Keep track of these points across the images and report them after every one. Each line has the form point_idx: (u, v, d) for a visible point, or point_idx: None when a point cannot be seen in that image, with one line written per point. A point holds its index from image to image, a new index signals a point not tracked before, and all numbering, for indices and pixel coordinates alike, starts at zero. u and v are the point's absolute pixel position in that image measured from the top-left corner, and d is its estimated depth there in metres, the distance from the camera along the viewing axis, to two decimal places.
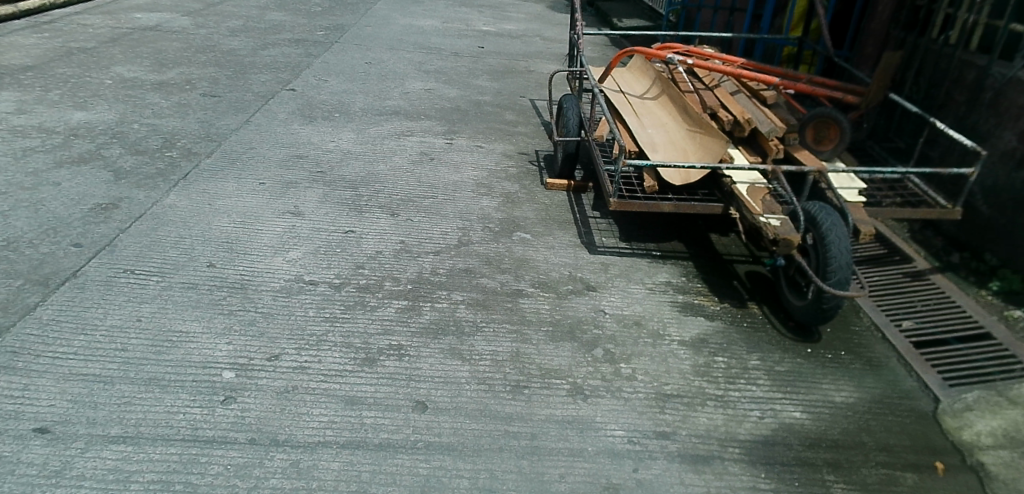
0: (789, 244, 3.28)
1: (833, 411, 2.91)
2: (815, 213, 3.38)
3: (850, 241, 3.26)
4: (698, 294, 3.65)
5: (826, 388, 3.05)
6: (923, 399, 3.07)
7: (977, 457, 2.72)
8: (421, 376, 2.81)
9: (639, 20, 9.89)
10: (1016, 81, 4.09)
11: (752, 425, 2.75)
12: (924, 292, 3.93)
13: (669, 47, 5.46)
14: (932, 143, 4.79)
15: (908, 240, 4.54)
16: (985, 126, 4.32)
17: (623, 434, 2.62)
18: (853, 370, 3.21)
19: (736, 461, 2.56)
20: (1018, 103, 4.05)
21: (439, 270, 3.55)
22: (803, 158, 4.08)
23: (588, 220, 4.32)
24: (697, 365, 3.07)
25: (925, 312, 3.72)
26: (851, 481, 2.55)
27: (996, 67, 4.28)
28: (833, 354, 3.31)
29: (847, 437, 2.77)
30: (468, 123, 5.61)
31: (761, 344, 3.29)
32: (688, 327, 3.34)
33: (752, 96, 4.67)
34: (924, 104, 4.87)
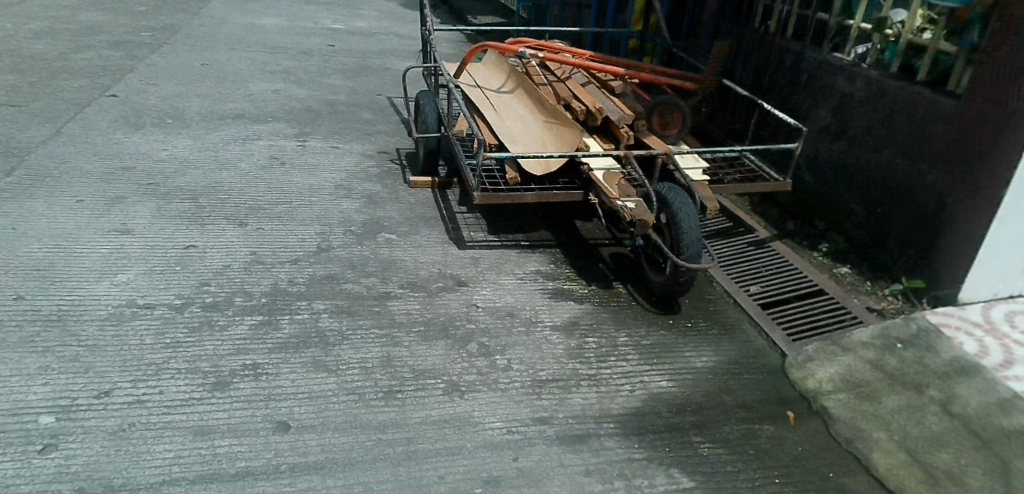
0: (644, 225, 3.43)
1: (696, 376, 3.07)
2: (665, 194, 3.55)
3: (698, 217, 3.46)
4: (567, 280, 3.72)
5: (688, 355, 3.22)
6: (772, 356, 3.33)
7: (821, 402, 2.99)
8: (282, 393, 2.62)
9: (491, 16, 10.01)
10: (826, 64, 4.54)
11: (624, 399, 2.82)
12: (767, 258, 4.27)
13: (521, 42, 5.53)
14: (763, 123, 5.22)
15: (750, 212, 4.92)
16: (804, 106, 4.76)
17: (501, 425, 2.60)
18: (711, 336, 3.42)
19: (612, 435, 2.62)
20: (829, 84, 4.51)
21: (296, 279, 3.35)
22: (652, 144, 4.28)
23: (455, 216, 4.27)
24: (569, 348, 3.12)
25: (769, 276, 4.04)
26: (715, 439, 2.67)
27: (809, 52, 4.73)
28: (692, 323, 3.51)
29: (709, 398, 2.92)
30: (322, 124, 5.37)
31: (628, 321, 3.41)
32: (559, 312, 3.39)
33: (602, 87, 4.84)
34: (753, 88, 5.29)
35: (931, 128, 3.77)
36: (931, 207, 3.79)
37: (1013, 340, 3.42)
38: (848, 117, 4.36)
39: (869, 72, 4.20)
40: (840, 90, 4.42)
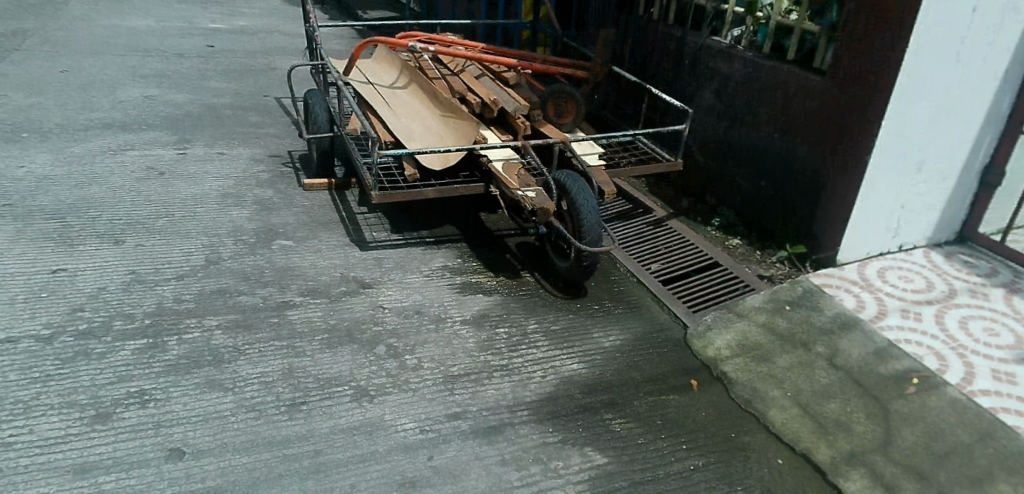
0: (546, 213, 3.45)
1: (605, 355, 3.13)
2: (563, 180, 3.59)
3: (597, 201, 3.52)
4: (475, 273, 3.69)
5: (597, 336, 3.28)
6: (675, 329, 3.46)
7: (721, 367, 3.14)
8: (174, 418, 2.46)
9: (381, 11, 9.80)
10: (706, 48, 4.74)
11: (537, 385, 2.84)
12: (665, 236, 4.42)
13: (411, 35, 5.42)
14: (653, 107, 5.39)
15: (647, 193, 5.08)
16: (689, 89, 4.96)
17: (414, 425, 2.55)
18: (617, 316, 3.50)
19: (527, 422, 2.63)
20: (710, 66, 4.72)
21: (184, 296, 3.14)
22: (549, 132, 4.31)
23: (356, 217, 4.14)
24: (480, 340, 3.09)
25: (668, 253, 4.19)
26: (626, 414, 2.74)
27: (690, 36, 4.92)
28: (599, 304, 3.58)
29: (619, 375, 2.99)
30: (204, 130, 5.06)
31: (537, 308, 3.44)
32: (468, 306, 3.36)
33: (496, 78, 4.83)
34: (642, 73, 5.45)
35: (802, 103, 4.02)
36: (808, 176, 4.05)
37: (886, 293, 3.71)
38: (730, 97, 4.58)
39: (744, 54, 4.42)
40: (721, 71, 4.63)
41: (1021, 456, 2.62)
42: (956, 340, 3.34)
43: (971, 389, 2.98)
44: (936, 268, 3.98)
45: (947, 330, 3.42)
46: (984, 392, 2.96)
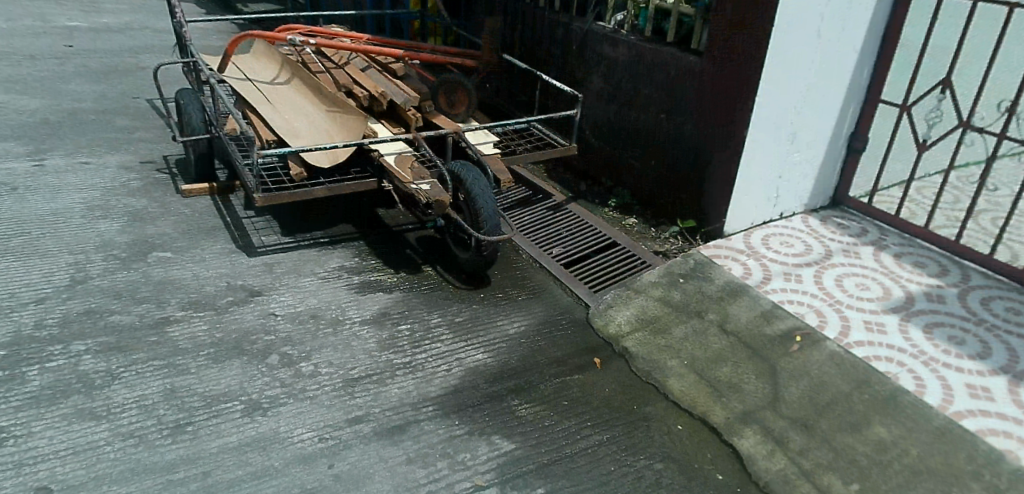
0: (442, 205, 3.35)
1: (510, 342, 3.12)
2: (458, 171, 3.53)
3: (493, 190, 3.49)
4: (373, 270, 3.58)
5: (501, 323, 3.26)
6: (578, 310, 3.50)
7: (622, 343, 3.22)
8: (39, 456, 2.25)
9: (263, 4, 9.35)
10: (592, 33, 4.80)
11: (442, 379, 2.80)
12: (565, 220, 4.46)
13: (291, 28, 5.16)
14: (545, 93, 5.41)
15: (546, 179, 5.12)
16: (578, 73, 5.02)
17: (312, 434, 2.45)
18: (521, 302, 3.50)
19: (432, 418, 2.59)
20: (597, 51, 4.79)
21: (46, 321, 2.88)
22: (441, 123, 4.22)
23: (242, 221, 3.92)
24: (381, 339, 3.01)
25: (569, 236, 4.25)
26: (532, 399, 2.75)
27: (575, 22, 4.96)
28: (502, 292, 3.56)
29: (524, 361, 2.99)
30: (64, 139, 4.64)
31: (440, 301, 3.37)
32: (368, 305, 3.25)
33: (383, 70, 4.68)
34: (532, 60, 5.47)
35: (683, 84, 4.16)
36: (693, 154, 4.21)
37: (769, 259, 3.93)
38: (617, 80, 4.67)
39: (627, 38, 4.52)
40: (607, 56, 4.71)
41: (893, 399, 2.84)
42: (833, 297, 3.59)
43: (847, 341, 3.20)
44: (813, 232, 4.25)
45: (825, 288, 3.66)
46: (859, 343, 3.19)
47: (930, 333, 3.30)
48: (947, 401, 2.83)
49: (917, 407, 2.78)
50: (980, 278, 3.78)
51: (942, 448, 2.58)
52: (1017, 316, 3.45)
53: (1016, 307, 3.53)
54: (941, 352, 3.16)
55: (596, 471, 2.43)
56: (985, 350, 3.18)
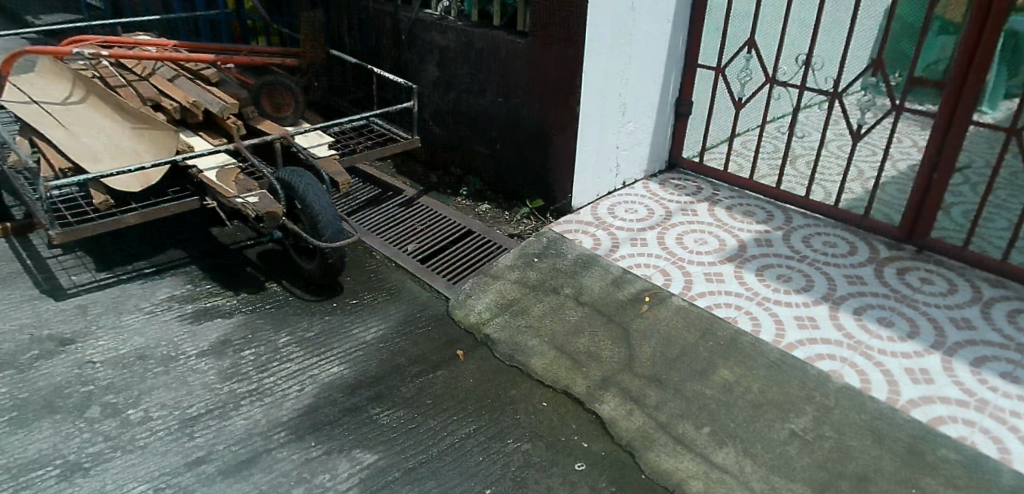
0: (274, 217, 3.12)
1: (367, 349, 2.99)
2: (287, 179, 3.30)
3: (329, 194, 3.30)
4: (209, 296, 3.29)
5: (356, 331, 3.12)
6: (437, 304, 3.41)
7: (483, 331, 3.18)
8: None
9: (60, 14, 8.36)
10: (419, 21, 4.68)
11: (294, 401, 2.63)
12: (418, 213, 4.30)
13: (80, 40, 4.60)
14: (381, 86, 5.22)
15: (395, 174, 4.95)
16: (412, 64, 4.89)
17: (146, 486, 2.22)
18: (377, 305, 3.35)
19: (285, 444, 2.43)
20: (427, 40, 4.68)
21: None
22: (267, 128, 3.93)
23: (46, 263, 3.47)
24: (223, 370, 2.78)
25: (423, 230, 4.10)
26: (394, 403, 2.66)
27: (401, 11, 4.81)
28: (356, 299, 3.40)
29: (383, 366, 2.89)
30: None
31: (287, 318, 3.16)
32: (204, 335, 2.99)
33: (194, 77, 4.29)
34: (363, 53, 5.25)
35: (513, 65, 4.17)
36: (532, 134, 4.25)
37: (616, 227, 4.07)
38: (450, 67, 4.59)
39: (454, 24, 4.44)
40: (437, 43, 4.61)
41: (736, 343, 3.03)
42: (676, 255, 3.78)
43: (691, 294, 3.39)
44: (653, 196, 4.45)
45: (667, 248, 3.85)
46: (702, 294, 3.39)
47: (762, 276, 3.56)
48: (780, 336, 3.06)
49: (755, 346, 2.99)
50: (799, 219, 4.14)
51: (779, 379, 2.79)
52: (832, 248, 3.81)
53: (830, 240, 3.90)
54: (772, 291, 3.41)
55: (464, 465, 2.40)
56: (809, 284, 3.47)
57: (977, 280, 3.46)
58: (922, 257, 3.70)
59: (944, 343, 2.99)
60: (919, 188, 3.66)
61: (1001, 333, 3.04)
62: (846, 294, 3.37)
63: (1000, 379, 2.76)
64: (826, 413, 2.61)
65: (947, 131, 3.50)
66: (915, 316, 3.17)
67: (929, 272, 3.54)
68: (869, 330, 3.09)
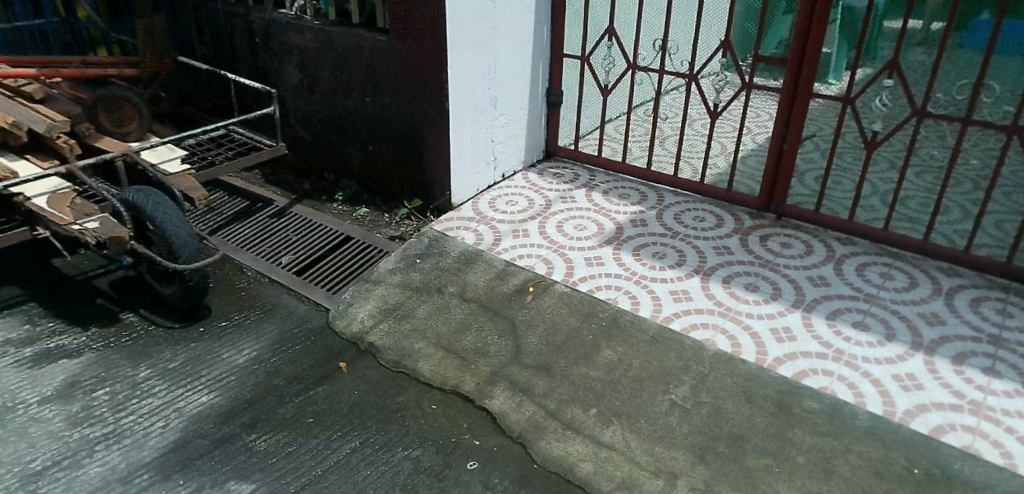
0: (119, 243, 2.86)
1: (240, 373, 2.81)
2: (132, 199, 3.04)
3: (182, 212, 3.08)
4: (53, 335, 2.98)
5: (226, 355, 2.92)
6: (317, 316, 3.25)
7: (367, 340, 3.06)
8: None
9: None
10: (274, 23, 4.45)
11: (157, 439, 2.44)
12: (291, 222, 4.08)
13: None
14: (240, 93, 4.94)
15: (264, 183, 4.69)
16: (271, 68, 4.65)
17: None
18: (250, 325, 3.15)
19: (148, 486, 2.25)
20: (284, 41, 4.46)
21: None
22: (107, 146, 3.60)
23: None
24: (71, 415, 2.53)
25: (297, 240, 3.90)
26: (272, 427, 2.52)
27: (253, 12, 4.56)
28: (226, 320, 3.18)
29: (259, 388, 2.72)
30: None
31: (147, 350, 2.92)
32: (49, 378, 2.71)
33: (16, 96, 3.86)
34: (217, 59, 4.94)
35: (378, 64, 4.04)
36: (404, 133, 4.15)
37: (497, 220, 4.02)
38: (313, 69, 4.40)
39: (311, 24, 4.26)
40: (296, 45, 4.40)
41: (617, 323, 3.10)
42: (557, 242, 3.80)
43: (573, 280, 3.43)
44: (533, 186, 4.46)
45: (549, 236, 3.85)
46: (583, 279, 3.44)
47: (639, 255, 3.66)
48: (657, 311, 3.17)
49: (634, 324, 3.08)
50: (671, 197, 4.30)
51: (658, 353, 2.89)
52: (701, 222, 3.99)
53: (699, 215, 4.08)
54: (648, 269, 3.52)
55: (350, 482, 2.31)
56: (682, 258, 3.62)
57: (829, 239, 3.74)
58: (781, 223, 3.95)
59: (803, 300, 3.20)
60: (772, 159, 3.91)
61: (851, 287, 3.30)
62: (716, 264, 3.54)
63: (851, 329, 2.99)
64: (702, 380, 2.73)
65: (791, 105, 3.76)
66: (777, 279, 3.39)
67: (788, 236, 3.79)
68: (737, 296, 3.26)
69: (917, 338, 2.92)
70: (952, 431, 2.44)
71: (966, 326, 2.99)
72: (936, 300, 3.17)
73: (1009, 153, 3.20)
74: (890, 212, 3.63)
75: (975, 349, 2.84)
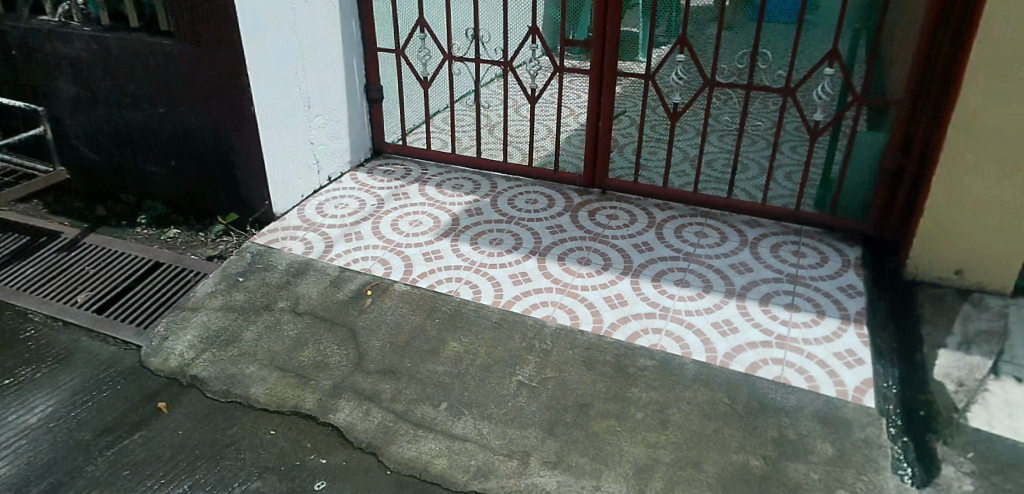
0: None
1: (32, 435, 2.47)
2: None
3: None
4: None
5: (14, 418, 2.55)
6: (127, 355, 2.90)
7: (189, 372, 2.78)
8: None
9: None
10: (34, 31, 3.90)
11: None
12: (85, 254, 3.61)
13: None
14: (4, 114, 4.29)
15: (48, 215, 4.11)
16: (39, 83, 4.07)
17: None
18: (42, 378, 2.76)
19: None
20: (50, 52, 3.92)
21: None
22: None
23: None
24: None
25: (95, 273, 3.45)
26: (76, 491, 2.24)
27: (6, 21, 3.96)
28: (11, 378, 2.76)
29: (58, 449, 2.41)
30: None
31: None
32: None
33: None
34: None
35: (167, 70, 3.66)
36: (209, 143, 3.81)
37: (327, 225, 3.83)
38: (91, 81, 3.90)
39: (81, 31, 3.77)
40: (65, 55, 3.88)
41: (459, 314, 3.07)
42: (393, 240, 3.68)
43: (412, 277, 3.35)
44: (363, 187, 4.29)
45: (383, 235, 3.72)
46: (422, 275, 3.36)
47: (477, 244, 3.64)
48: (499, 296, 3.18)
49: (477, 312, 3.08)
50: (503, 183, 4.35)
51: (502, 338, 2.91)
52: (534, 204, 4.06)
53: (531, 197, 4.15)
54: (486, 256, 3.51)
55: None
56: (518, 241, 3.65)
57: (649, 207, 3.98)
58: (606, 196, 4.14)
59: (632, 267, 3.38)
60: (591, 137, 4.07)
61: (672, 248, 3.54)
62: (550, 243, 3.62)
63: (675, 287, 3.21)
64: (546, 357, 2.78)
65: (600, 84, 3.93)
66: (608, 250, 3.55)
67: (614, 208, 3.98)
68: (571, 272, 3.36)
69: (730, 286, 3.20)
70: (765, 365, 2.70)
71: (769, 269, 3.32)
72: (744, 250, 3.49)
73: (785, 112, 3.58)
74: (698, 175, 3.93)
75: (778, 288, 3.17)
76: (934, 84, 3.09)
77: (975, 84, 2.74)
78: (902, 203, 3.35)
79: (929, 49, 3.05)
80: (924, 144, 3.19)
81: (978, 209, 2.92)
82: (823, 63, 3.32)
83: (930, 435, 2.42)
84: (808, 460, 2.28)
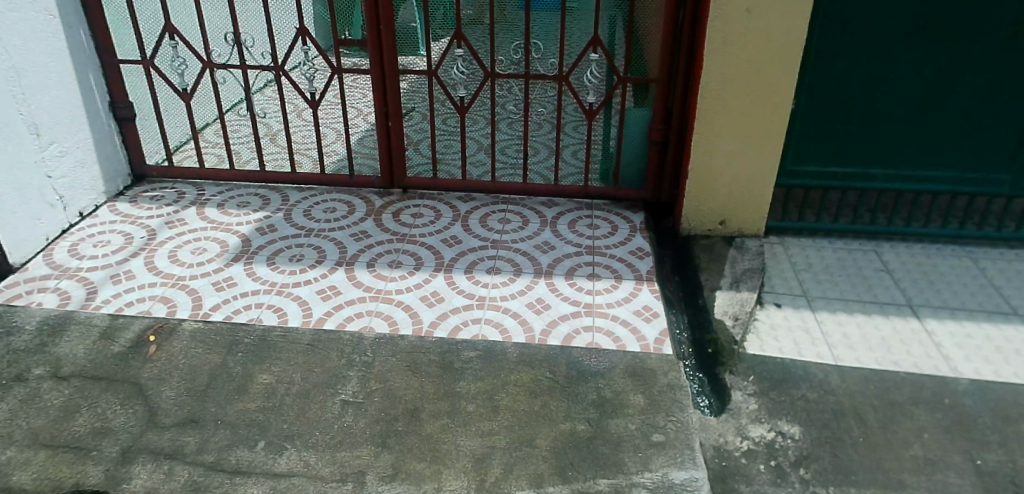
0: None
1: None
2: None
3: None
4: None
5: None
6: None
7: None
8: None
9: None
10: None
11: None
12: None
13: None
14: None
15: None
16: None
17: None
18: None
19: None
20: None
21: None
22: None
23: None
24: None
25: None
26: None
27: None
28: None
29: None
30: None
31: None
32: None
33: None
34: None
35: None
36: None
37: (85, 269, 3.29)
38: None
39: None
40: None
41: (266, 343, 2.82)
42: (173, 273, 3.27)
43: (204, 312, 3.00)
44: (127, 218, 3.76)
45: (160, 270, 3.29)
46: (216, 307, 3.03)
47: (274, 263, 3.36)
48: (308, 316, 2.97)
49: (286, 337, 2.85)
50: (295, 194, 4.07)
51: (319, 358, 2.73)
52: (332, 213, 3.86)
53: (328, 206, 3.94)
54: (287, 275, 3.26)
55: None
56: (321, 255, 3.44)
57: (452, 201, 3.99)
58: (407, 195, 4.06)
59: (443, 263, 3.36)
60: (382, 138, 3.96)
61: (479, 238, 3.58)
62: (356, 251, 3.47)
63: (487, 275, 3.25)
64: (369, 370, 2.66)
65: (382, 83, 3.82)
66: (417, 249, 3.49)
67: (417, 206, 3.92)
68: (383, 277, 3.25)
69: (537, 265, 3.32)
70: (578, 334, 2.84)
71: (569, 244, 3.50)
72: (545, 230, 3.64)
73: (563, 97, 3.77)
74: (492, 164, 4.01)
75: (579, 260, 3.36)
76: (681, 66, 3.47)
77: (711, 57, 3.12)
78: (671, 169, 3.73)
79: (671, 32, 3.41)
80: (680, 114, 3.58)
81: (730, 167, 3.35)
82: (588, 50, 3.55)
83: (719, 367, 2.72)
84: (625, 414, 2.44)
